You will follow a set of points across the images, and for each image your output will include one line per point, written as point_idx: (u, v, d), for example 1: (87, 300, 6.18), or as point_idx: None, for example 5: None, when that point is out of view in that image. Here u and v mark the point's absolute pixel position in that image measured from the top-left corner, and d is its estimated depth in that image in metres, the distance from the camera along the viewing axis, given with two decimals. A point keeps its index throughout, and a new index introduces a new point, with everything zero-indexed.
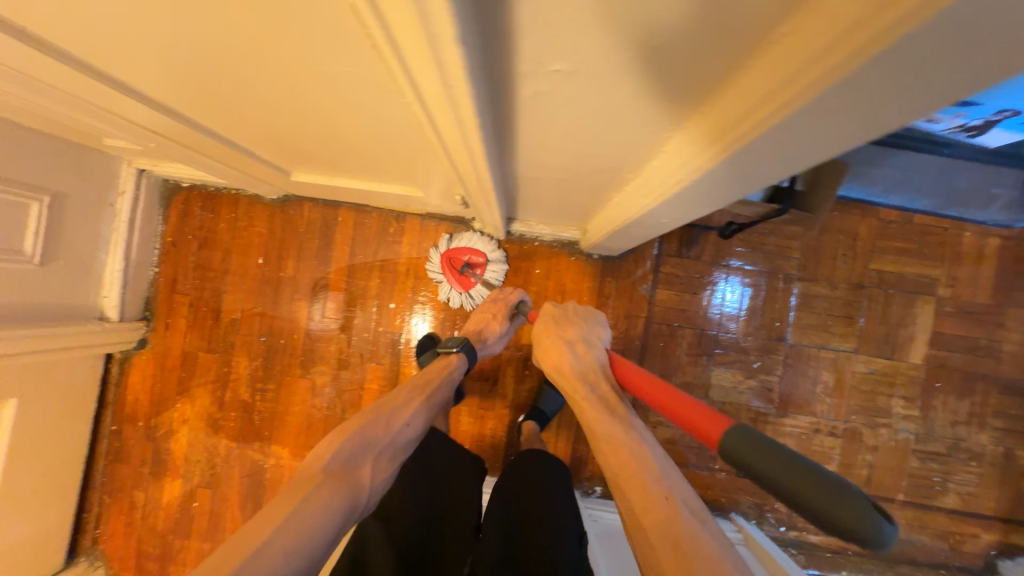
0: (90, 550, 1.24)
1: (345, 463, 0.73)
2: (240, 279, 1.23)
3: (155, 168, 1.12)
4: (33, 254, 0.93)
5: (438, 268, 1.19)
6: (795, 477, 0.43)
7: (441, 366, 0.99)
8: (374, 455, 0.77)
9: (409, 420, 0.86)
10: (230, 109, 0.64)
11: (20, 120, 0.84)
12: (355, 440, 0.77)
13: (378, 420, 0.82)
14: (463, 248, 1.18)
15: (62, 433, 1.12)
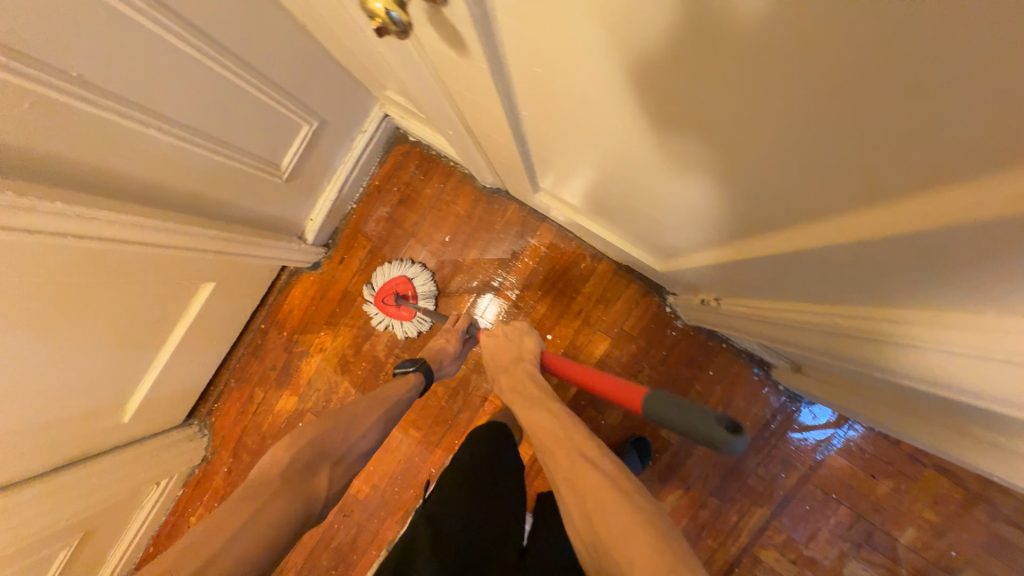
0: (203, 418, 1.36)
1: (301, 467, 0.69)
2: (421, 247, 1.23)
3: (400, 118, 1.11)
4: (284, 171, 0.97)
5: (375, 310, 1.21)
6: (685, 411, 0.54)
7: (400, 386, 0.89)
8: (329, 462, 0.73)
9: (366, 431, 0.80)
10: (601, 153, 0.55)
11: (329, 44, 0.85)
12: (309, 447, 0.73)
13: (339, 431, 0.77)
14: (384, 285, 1.20)
15: (230, 318, 1.22)
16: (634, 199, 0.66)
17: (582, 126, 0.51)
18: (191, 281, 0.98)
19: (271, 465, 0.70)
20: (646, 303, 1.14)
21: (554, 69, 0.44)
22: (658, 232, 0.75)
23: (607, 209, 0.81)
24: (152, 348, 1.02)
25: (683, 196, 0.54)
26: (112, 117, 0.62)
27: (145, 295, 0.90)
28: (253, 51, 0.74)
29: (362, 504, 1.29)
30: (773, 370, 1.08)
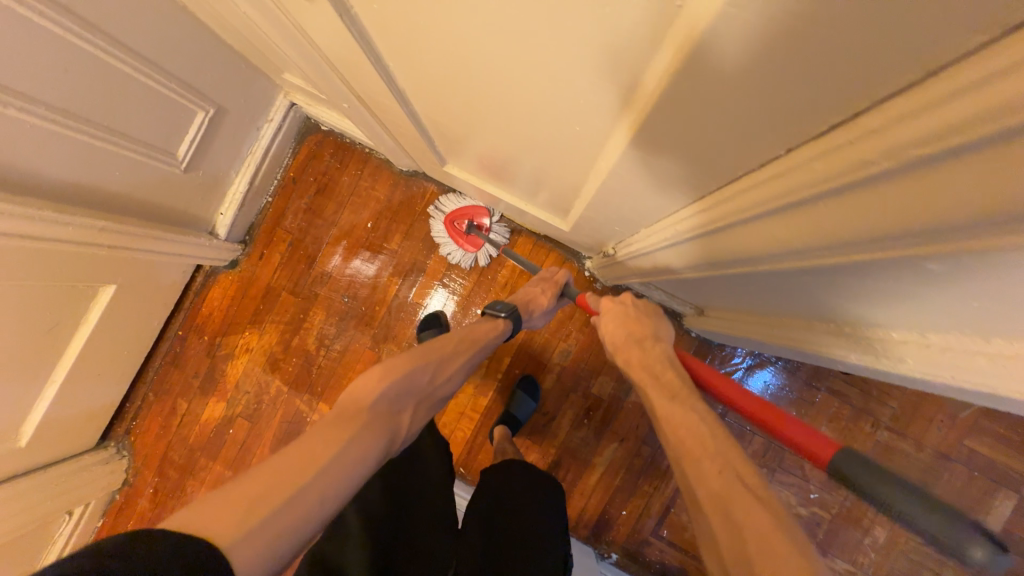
0: (120, 439, 1.27)
1: (391, 403, 0.71)
2: (345, 235, 1.23)
3: (307, 104, 1.11)
4: (182, 161, 0.93)
5: (443, 231, 1.19)
6: (915, 501, 0.43)
7: (490, 329, 0.93)
8: (416, 403, 0.76)
9: (451, 375, 0.84)
10: (470, 87, 0.57)
11: (215, 27, 0.84)
12: (398, 383, 0.73)
13: (426, 368, 0.79)
14: (459, 208, 1.18)
15: (140, 326, 1.15)
16: (514, 147, 0.71)
17: (441, 61, 0.55)
18: (88, 284, 0.92)
19: (361, 392, 0.70)
20: (568, 269, 1.20)
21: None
22: (548, 186, 0.81)
23: (502, 169, 0.84)
24: (47, 362, 0.95)
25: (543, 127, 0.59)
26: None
27: (33, 301, 0.84)
28: (127, 32, 0.72)
29: None
30: (685, 319, 1.17)
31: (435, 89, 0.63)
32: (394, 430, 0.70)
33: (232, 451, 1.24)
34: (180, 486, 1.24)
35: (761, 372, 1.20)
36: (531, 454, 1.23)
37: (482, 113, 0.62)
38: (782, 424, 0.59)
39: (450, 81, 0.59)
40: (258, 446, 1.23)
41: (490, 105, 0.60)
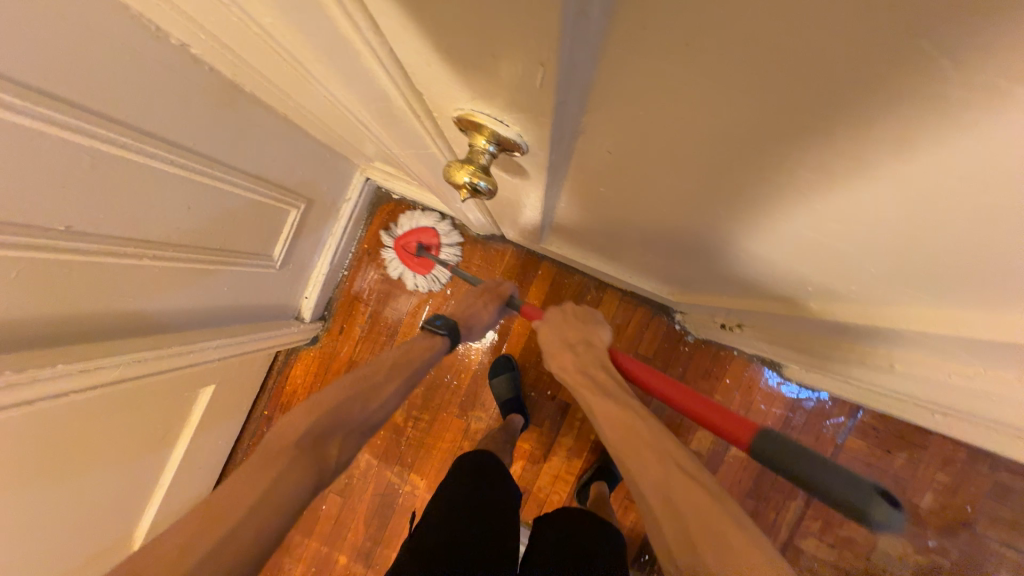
0: None
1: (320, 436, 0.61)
2: (411, 297, 1.20)
3: (384, 180, 1.08)
4: (276, 260, 0.91)
5: (394, 256, 1.16)
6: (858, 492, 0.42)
7: (425, 348, 0.80)
8: (347, 432, 0.65)
9: (386, 399, 0.71)
10: (634, 223, 0.54)
11: (315, 132, 0.82)
12: (328, 414, 0.64)
13: (359, 398, 0.68)
14: (405, 232, 1.15)
15: (230, 414, 1.14)
16: (654, 250, 0.67)
17: (613, 208, 0.51)
18: (192, 391, 0.91)
19: (285, 426, 0.61)
20: (656, 324, 1.16)
21: (597, 180, 0.43)
22: (671, 270, 0.77)
23: (616, 252, 0.82)
24: (152, 475, 0.93)
25: (712, 261, 0.55)
26: (90, 262, 0.54)
27: (140, 426, 0.81)
28: (229, 151, 0.67)
29: None
30: (785, 370, 1.13)
31: (582, 213, 0.60)
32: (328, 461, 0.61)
33: (327, 526, 1.23)
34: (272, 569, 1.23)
35: (866, 420, 1.14)
36: (629, 515, 1.18)
37: (635, 232, 0.59)
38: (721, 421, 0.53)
39: (606, 215, 0.56)
40: (351, 521, 1.22)
41: (649, 234, 0.57)
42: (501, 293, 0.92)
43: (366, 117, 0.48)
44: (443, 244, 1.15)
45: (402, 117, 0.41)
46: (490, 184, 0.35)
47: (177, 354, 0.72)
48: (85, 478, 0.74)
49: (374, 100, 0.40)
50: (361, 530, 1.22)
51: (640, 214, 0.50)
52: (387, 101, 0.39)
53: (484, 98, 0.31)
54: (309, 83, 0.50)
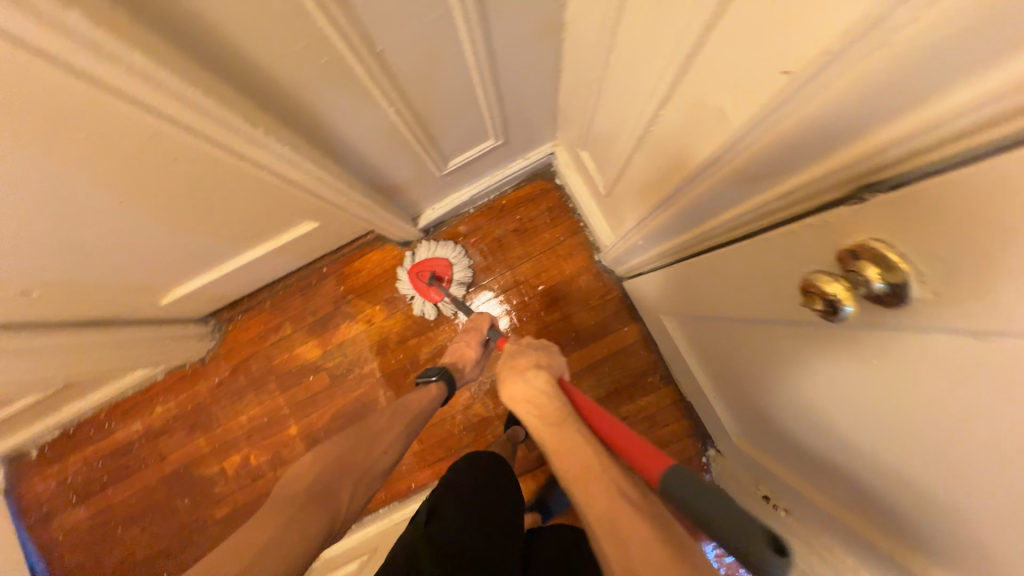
0: (221, 322, 1.32)
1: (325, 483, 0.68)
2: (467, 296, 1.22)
3: (566, 164, 1.10)
4: (446, 168, 0.93)
5: (408, 284, 1.20)
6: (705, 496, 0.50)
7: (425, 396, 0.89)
8: (355, 479, 0.71)
9: (388, 447, 0.78)
10: (802, 386, 0.53)
11: (565, 97, 0.84)
12: (331, 465, 0.70)
13: (359, 447, 0.75)
14: (421, 260, 1.19)
15: (304, 254, 1.19)
16: (776, 406, 0.66)
17: (805, 366, 0.50)
18: (300, 218, 0.96)
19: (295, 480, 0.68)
20: (686, 443, 1.15)
21: (845, 351, 0.41)
22: (772, 431, 0.74)
23: (729, 374, 0.81)
24: (218, 252, 0.96)
25: (848, 467, 0.54)
26: (357, 88, 0.56)
27: (249, 214, 0.84)
28: (505, 70, 0.69)
29: None
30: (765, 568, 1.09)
31: (753, 336, 0.59)
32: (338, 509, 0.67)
33: (303, 395, 1.28)
34: (242, 392, 1.31)
35: None
36: None
37: (784, 386, 0.58)
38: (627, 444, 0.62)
39: (780, 356, 0.55)
40: (326, 405, 1.27)
41: (803, 400, 0.55)
42: (478, 329, 1.04)
43: (703, 148, 0.49)
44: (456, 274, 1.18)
45: (766, 173, 0.41)
46: (851, 309, 0.33)
47: (337, 194, 0.74)
48: (186, 220, 0.77)
49: (762, 158, 0.40)
50: (326, 419, 1.27)
51: (826, 393, 0.49)
52: (779, 162, 0.39)
53: (902, 239, 0.30)
54: (656, 90, 0.51)
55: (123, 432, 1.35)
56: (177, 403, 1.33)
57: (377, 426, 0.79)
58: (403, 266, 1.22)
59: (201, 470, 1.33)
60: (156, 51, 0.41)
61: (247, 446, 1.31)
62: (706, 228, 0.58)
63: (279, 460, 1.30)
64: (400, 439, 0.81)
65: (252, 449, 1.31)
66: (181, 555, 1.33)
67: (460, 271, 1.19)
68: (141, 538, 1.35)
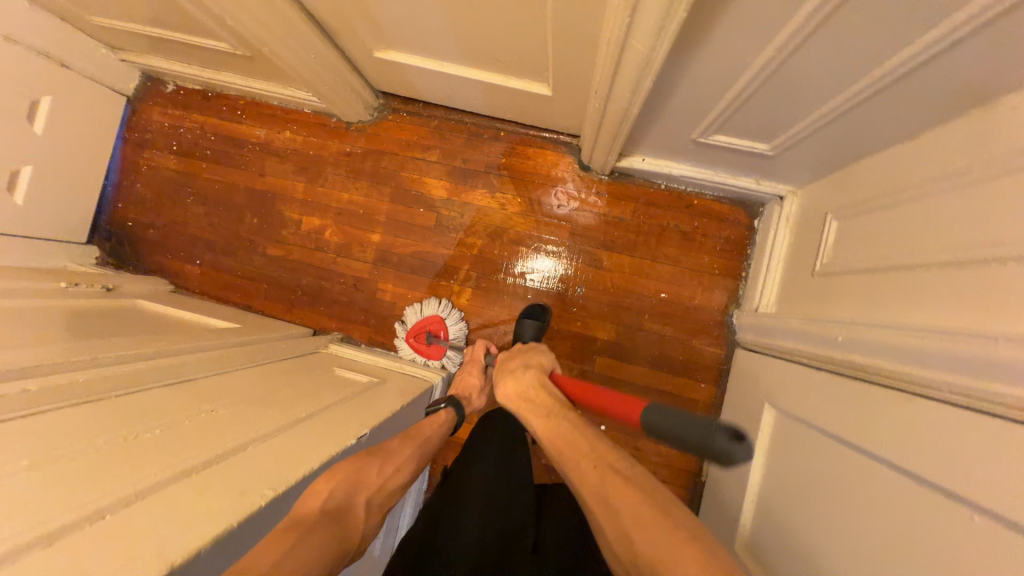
0: (385, 107, 1.31)
1: (348, 492, 0.61)
2: (528, 256, 1.23)
3: (786, 218, 1.01)
4: (705, 135, 0.87)
5: (405, 348, 1.26)
6: (676, 421, 0.67)
7: (437, 422, 0.86)
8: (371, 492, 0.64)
9: (400, 464, 0.71)
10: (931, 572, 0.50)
11: (878, 163, 0.75)
12: (347, 470, 0.62)
13: (373, 462, 0.67)
14: (416, 324, 1.25)
15: (501, 107, 1.15)
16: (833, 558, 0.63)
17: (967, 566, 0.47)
18: (548, 73, 0.93)
19: (313, 486, 0.59)
20: None
21: None
22: (762, 512, 0.84)
23: (787, 497, 0.78)
24: (461, 42, 0.93)
25: None
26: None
27: (532, 19, 0.79)
28: (884, 95, 0.61)
29: (374, 297, 1.31)
30: None
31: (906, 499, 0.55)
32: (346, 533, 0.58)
33: (403, 218, 1.30)
34: (359, 176, 1.32)
35: None
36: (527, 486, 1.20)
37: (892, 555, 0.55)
38: (609, 402, 0.77)
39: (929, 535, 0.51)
40: (415, 241, 1.29)
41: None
42: (477, 358, 1.11)
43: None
44: (448, 336, 1.23)
45: None
46: None
47: (628, 76, 0.69)
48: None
49: (962, 354, 0.51)
50: (408, 250, 1.29)
51: (874, 531, 0.58)
52: None
53: None
54: None
55: (246, 129, 1.39)
56: (304, 142, 1.35)
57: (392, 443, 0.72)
58: (399, 333, 1.27)
59: (283, 207, 1.36)
60: None
61: (330, 219, 1.34)
62: (853, 354, 0.69)
63: (347, 250, 1.33)
64: (413, 458, 0.74)
65: (332, 224, 1.34)
66: (219, 257, 1.40)
67: (453, 334, 1.24)
68: (199, 221, 1.41)
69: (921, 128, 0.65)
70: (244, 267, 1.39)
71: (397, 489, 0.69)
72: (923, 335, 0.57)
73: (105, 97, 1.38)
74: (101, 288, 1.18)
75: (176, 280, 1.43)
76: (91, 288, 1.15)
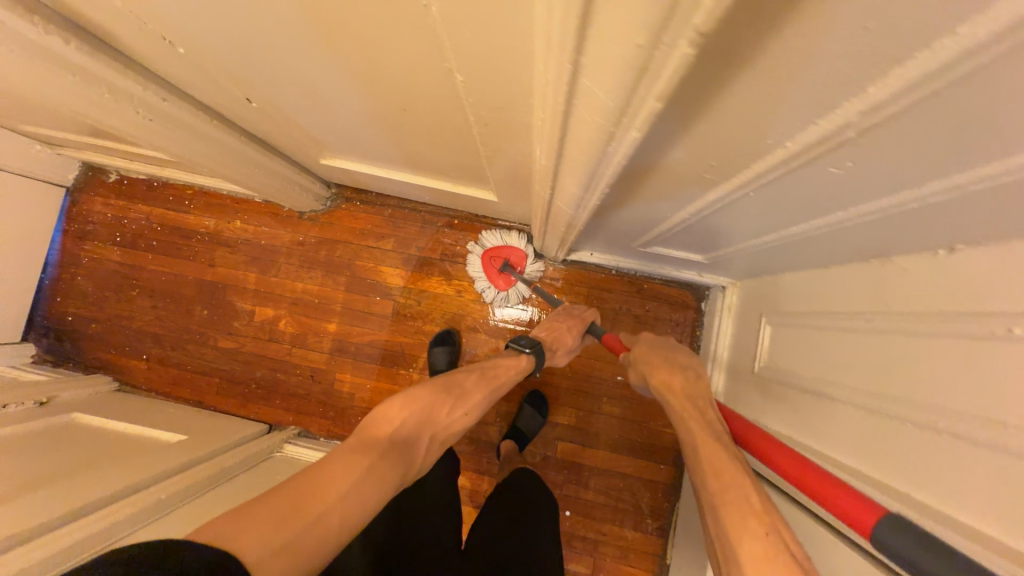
0: (337, 196, 1.31)
1: (411, 433, 0.67)
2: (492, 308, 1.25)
3: (728, 307, 1.06)
4: (644, 246, 0.91)
5: (478, 263, 1.20)
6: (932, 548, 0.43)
7: (518, 368, 0.89)
8: (432, 431, 0.71)
9: (469, 408, 0.78)
10: None
11: (799, 281, 0.80)
12: (421, 410, 0.70)
13: (445, 402, 0.74)
14: (494, 246, 1.19)
15: (452, 202, 1.17)
16: None
17: None
18: (491, 185, 0.96)
19: (383, 419, 0.67)
20: None
21: None
22: None
23: None
24: (405, 157, 0.94)
25: None
26: (687, 184, 0.51)
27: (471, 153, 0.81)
28: (791, 242, 0.66)
29: (333, 387, 1.29)
30: None
31: None
32: (411, 460, 0.66)
33: (360, 306, 1.29)
34: (313, 264, 1.31)
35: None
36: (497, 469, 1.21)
37: None
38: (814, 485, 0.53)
39: None
40: (374, 329, 1.28)
41: None
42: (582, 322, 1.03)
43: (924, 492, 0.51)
44: (528, 268, 1.18)
45: None
46: None
47: (560, 218, 0.72)
48: (422, 130, 0.75)
49: None
50: (366, 339, 1.28)
51: None
52: None
53: None
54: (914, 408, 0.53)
55: (194, 219, 1.36)
56: (255, 232, 1.33)
57: (467, 383, 0.80)
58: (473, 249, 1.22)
59: (235, 297, 1.33)
60: (580, 137, 0.38)
61: (285, 308, 1.31)
62: None
63: (303, 339, 1.30)
64: (481, 402, 0.81)
65: (287, 314, 1.31)
66: (167, 351, 1.35)
67: (527, 275, 1.19)
68: (146, 313, 1.37)
69: (833, 262, 0.69)
70: (195, 360, 1.34)
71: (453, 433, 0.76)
72: (838, 475, 0.60)
73: (38, 192, 1.33)
74: (33, 402, 1.12)
75: (119, 377, 1.36)
76: (21, 406, 1.09)
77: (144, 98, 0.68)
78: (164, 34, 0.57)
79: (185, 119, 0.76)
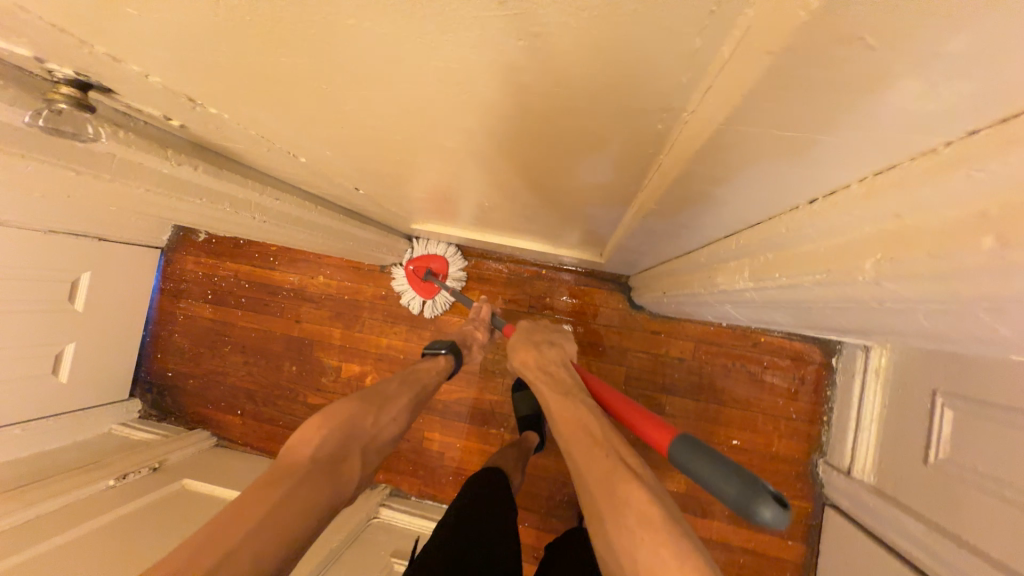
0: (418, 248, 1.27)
1: (334, 455, 0.57)
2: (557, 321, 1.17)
3: (874, 372, 0.91)
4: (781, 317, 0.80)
5: (402, 275, 1.24)
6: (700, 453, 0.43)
7: (434, 367, 0.85)
8: (363, 450, 0.62)
9: (396, 415, 0.68)
10: None
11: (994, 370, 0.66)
12: (340, 428, 0.60)
13: (373, 408, 0.66)
14: (417, 256, 1.22)
15: (542, 256, 1.09)
16: None
17: None
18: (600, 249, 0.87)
19: (301, 442, 0.57)
20: None
21: None
22: None
23: None
24: (507, 223, 0.87)
25: None
26: None
27: (592, 227, 0.72)
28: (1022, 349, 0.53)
29: (422, 446, 1.25)
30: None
31: None
32: (341, 484, 0.56)
33: None
34: (396, 318, 1.28)
35: None
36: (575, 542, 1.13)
37: None
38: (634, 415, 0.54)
39: None
40: (461, 385, 1.23)
41: None
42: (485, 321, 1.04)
43: None
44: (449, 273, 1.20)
45: None
46: None
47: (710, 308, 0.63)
48: (543, 212, 0.67)
49: None
50: (454, 396, 1.24)
51: None
52: None
53: None
54: None
55: (279, 275, 1.37)
56: (338, 287, 1.32)
57: (390, 388, 0.71)
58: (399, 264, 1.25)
59: (322, 353, 1.33)
60: None
61: (370, 363, 1.30)
62: None
63: None
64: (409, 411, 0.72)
65: (372, 370, 1.29)
66: (260, 406, 1.38)
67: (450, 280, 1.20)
68: (238, 369, 1.40)
69: None
70: (286, 416, 1.35)
71: (387, 442, 0.67)
72: None
73: (139, 256, 1.38)
74: (148, 469, 1.16)
75: (217, 431, 1.40)
76: (139, 473, 1.13)
77: (260, 202, 0.64)
78: (291, 149, 0.53)
79: (294, 213, 0.72)
